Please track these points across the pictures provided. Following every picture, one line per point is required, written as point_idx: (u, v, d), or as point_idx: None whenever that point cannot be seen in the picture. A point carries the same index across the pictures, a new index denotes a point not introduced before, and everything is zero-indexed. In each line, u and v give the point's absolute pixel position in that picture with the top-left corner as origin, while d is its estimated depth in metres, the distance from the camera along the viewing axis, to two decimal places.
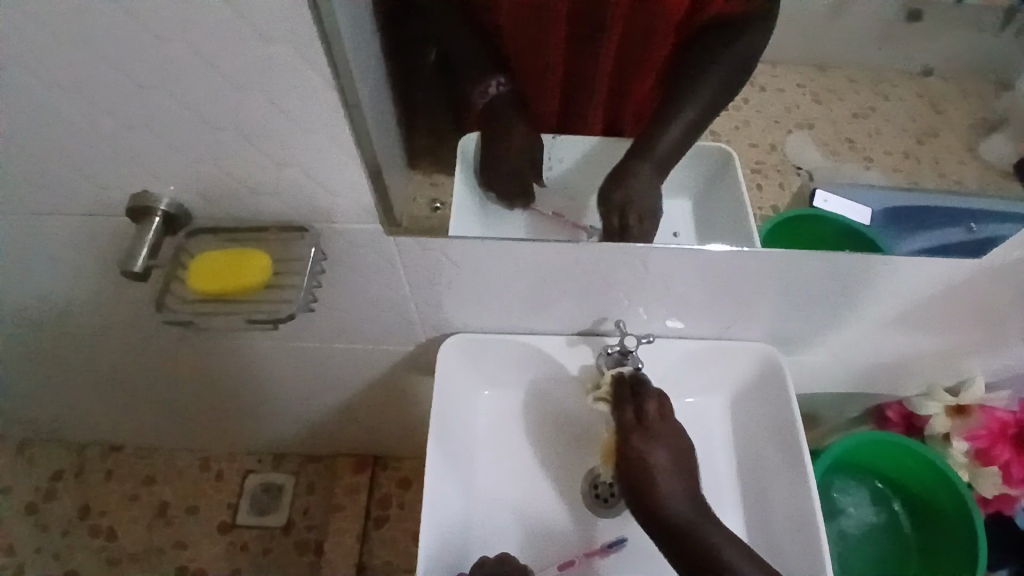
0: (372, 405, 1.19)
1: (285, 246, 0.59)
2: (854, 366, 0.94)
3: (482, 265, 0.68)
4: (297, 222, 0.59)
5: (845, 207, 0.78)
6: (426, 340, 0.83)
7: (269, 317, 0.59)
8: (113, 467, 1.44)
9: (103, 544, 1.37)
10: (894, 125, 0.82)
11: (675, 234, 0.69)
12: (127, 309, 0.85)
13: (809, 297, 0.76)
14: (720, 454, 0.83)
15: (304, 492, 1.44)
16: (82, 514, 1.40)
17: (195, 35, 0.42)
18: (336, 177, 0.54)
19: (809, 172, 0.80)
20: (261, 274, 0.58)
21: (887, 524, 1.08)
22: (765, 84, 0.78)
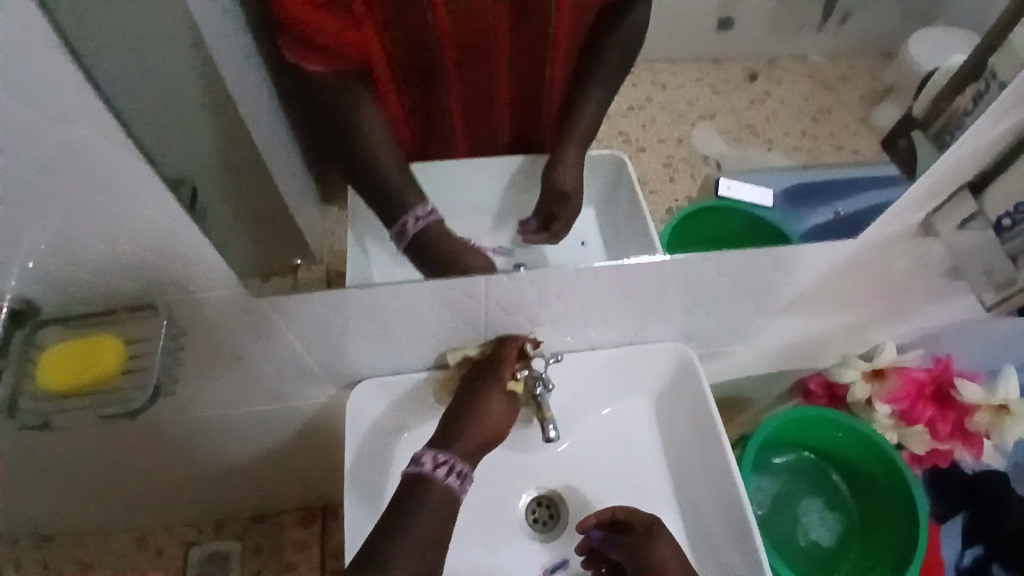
0: (308, 458, 1.14)
1: (141, 327, 0.57)
2: (769, 348, 0.97)
3: (374, 311, 0.66)
4: (146, 300, 0.56)
5: (743, 188, 0.82)
6: (341, 390, 0.80)
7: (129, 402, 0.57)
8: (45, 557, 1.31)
9: None
10: (790, 108, 0.85)
11: (583, 242, 0.76)
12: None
13: (708, 293, 0.78)
14: (648, 461, 0.84)
15: (252, 555, 1.36)
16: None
17: (1, 100, 0.40)
18: (179, 245, 0.52)
19: (716, 161, 0.84)
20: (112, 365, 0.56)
21: (831, 499, 1.12)
22: (665, 82, 0.84)
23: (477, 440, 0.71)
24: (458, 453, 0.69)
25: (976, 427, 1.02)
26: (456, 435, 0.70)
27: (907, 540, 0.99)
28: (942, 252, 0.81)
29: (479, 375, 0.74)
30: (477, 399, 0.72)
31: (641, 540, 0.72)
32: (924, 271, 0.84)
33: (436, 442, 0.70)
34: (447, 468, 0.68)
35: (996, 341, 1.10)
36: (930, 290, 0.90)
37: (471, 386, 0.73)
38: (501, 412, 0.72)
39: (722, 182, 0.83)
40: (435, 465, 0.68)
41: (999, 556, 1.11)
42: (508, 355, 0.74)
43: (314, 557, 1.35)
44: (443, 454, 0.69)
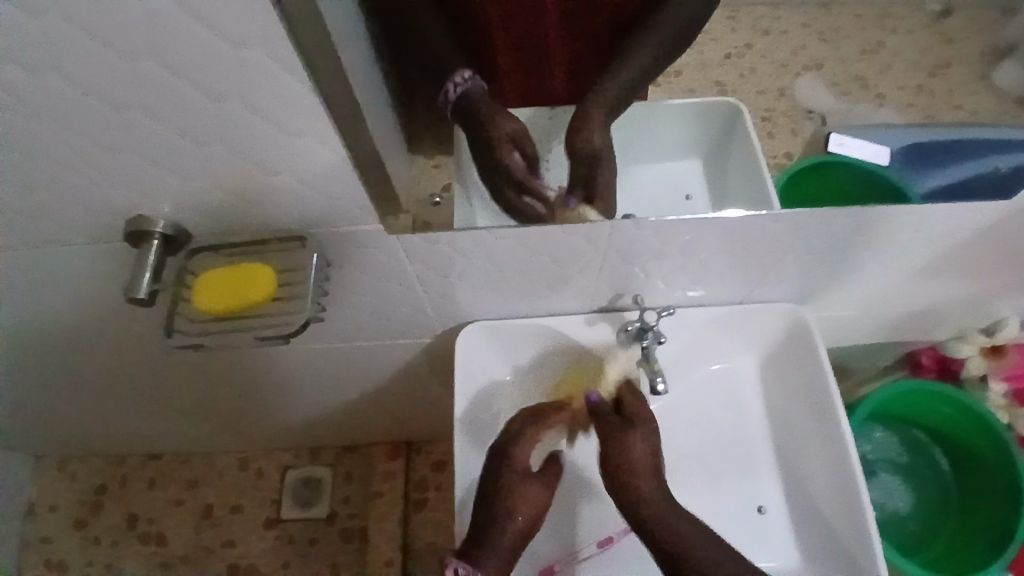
0: (401, 395, 1.19)
1: (291, 257, 0.60)
2: (887, 318, 0.90)
3: (490, 254, 0.66)
4: (295, 230, 0.59)
5: (856, 146, 0.81)
6: (444, 331, 0.82)
7: (276, 331, 0.59)
8: (152, 475, 1.47)
9: (151, 551, 1.40)
10: (905, 61, 0.81)
11: (687, 197, 0.75)
12: (141, 334, 0.86)
13: (833, 253, 0.73)
14: (752, 421, 0.81)
15: (343, 481, 1.46)
16: (131, 525, 1.43)
17: (163, 39, 0.41)
18: (326, 184, 0.54)
19: (821, 116, 0.83)
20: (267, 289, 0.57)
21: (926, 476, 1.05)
22: (765, 30, 0.81)
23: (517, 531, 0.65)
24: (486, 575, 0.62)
25: None
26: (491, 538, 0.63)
27: (1009, 529, 0.92)
28: None
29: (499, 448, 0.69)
30: (509, 488, 0.66)
31: (611, 436, 0.67)
32: None
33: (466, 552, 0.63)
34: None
35: None
36: None
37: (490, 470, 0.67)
38: (534, 503, 0.66)
39: (833, 139, 0.82)
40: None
41: None
42: (526, 442, 0.69)
43: (399, 496, 1.38)
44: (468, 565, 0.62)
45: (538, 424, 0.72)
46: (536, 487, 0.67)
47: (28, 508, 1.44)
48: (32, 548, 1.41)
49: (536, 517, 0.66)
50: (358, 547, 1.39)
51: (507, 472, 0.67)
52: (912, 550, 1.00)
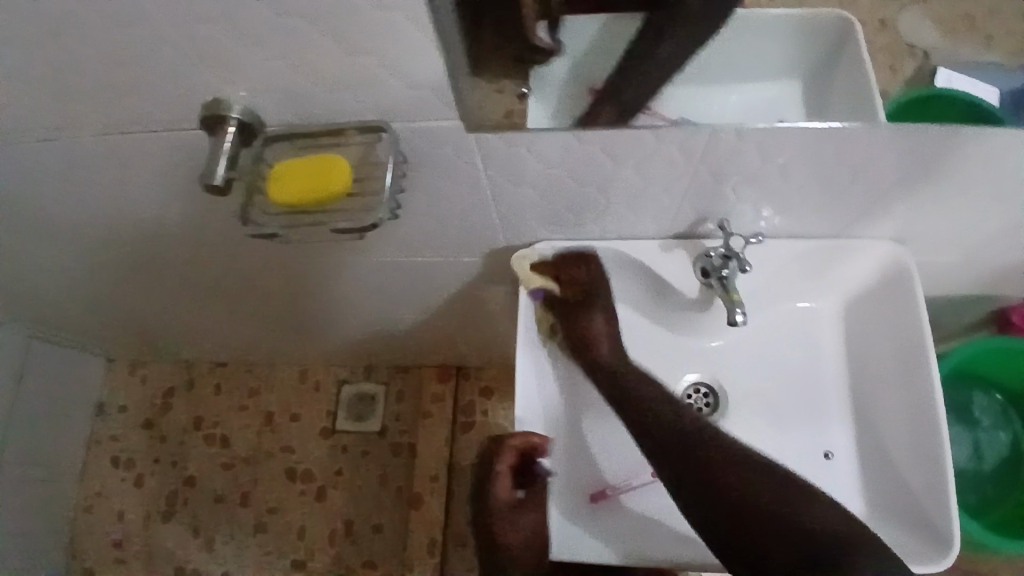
0: (455, 321, 1.18)
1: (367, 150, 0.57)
2: (991, 270, 0.82)
3: (572, 163, 0.62)
4: (371, 121, 0.56)
5: (967, 82, 0.71)
6: (509, 251, 0.80)
7: (352, 225, 0.57)
8: (218, 381, 1.55)
9: (214, 452, 1.49)
10: (1019, 0, 0.71)
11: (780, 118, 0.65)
12: (204, 242, 0.87)
13: (951, 188, 0.65)
14: (826, 365, 0.77)
15: (394, 400, 1.50)
16: (195, 425, 1.52)
17: None
18: (406, 70, 0.51)
19: (924, 52, 0.73)
20: (346, 179, 0.54)
21: (1002, 433, 0.98)
22: None
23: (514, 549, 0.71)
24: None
25: None
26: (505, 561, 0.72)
27: None
28: None
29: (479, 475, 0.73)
30: (506, 525, 0.71)
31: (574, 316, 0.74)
32: None
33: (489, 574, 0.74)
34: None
35: None
36: None
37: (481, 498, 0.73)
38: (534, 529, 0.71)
39: (940, 75, 0.72)
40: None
41: None
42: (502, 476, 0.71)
43: (448, 413, 1.43)
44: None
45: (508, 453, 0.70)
46: (526, 515, 0.71)
47: (104, 406, 1.55)
48: (107, 442, 1.53)
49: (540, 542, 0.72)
50: (406, 462, 1.44)
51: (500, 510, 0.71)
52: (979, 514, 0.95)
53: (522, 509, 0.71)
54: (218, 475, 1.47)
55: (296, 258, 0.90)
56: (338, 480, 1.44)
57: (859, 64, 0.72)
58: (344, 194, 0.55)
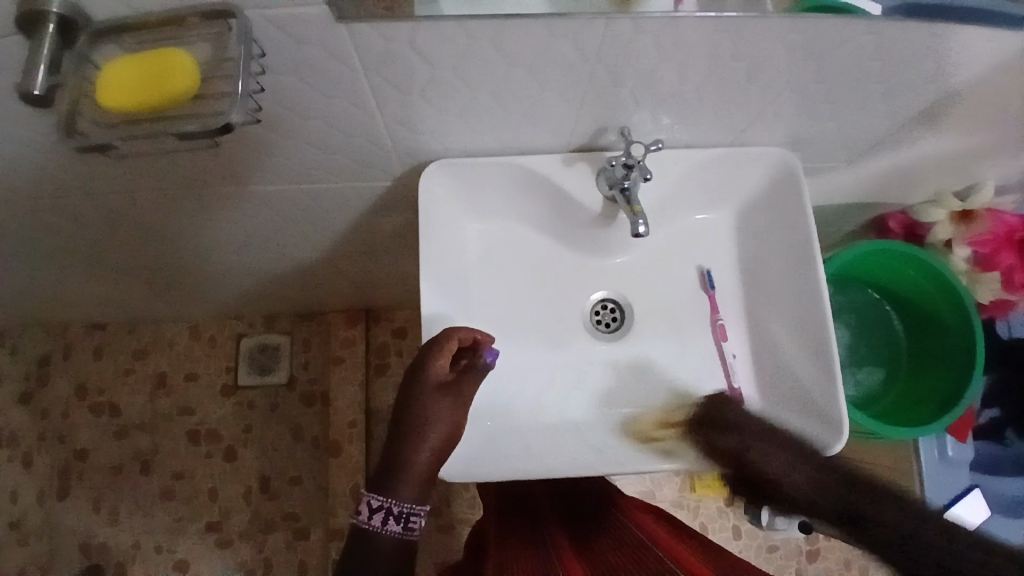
0: (358, 259, 1.11)
1: (212, 41, 0.49)
2: (870, 173, 0.86)
3: (459, 63, 0.56)
4: (218, 3, 0.47)
5: None
6: (405, 173, 0.75)
7: (199, 129, 0.49)
8: (99, 345, 1.40)
9: (104, 422, 1.37)
10: None
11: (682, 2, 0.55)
12: (53, 180, 0.74)
13: (839, 85, 0.65)
14: (725, 274, 0.79)
15: (301, 348, 1.42)
16: (80, 394, 1.38)
17: None
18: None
19: None
20: (188, 76, 0.48)
21: (876, 330, 1.08)
22: None
23: (431, 448, 0.65)
24: (400, 496, 0.64)
25: None
26: (405, 453, 0.64)
27: (956, 388, 0.97)
28: None
29: (413, 362, 0.68)
30: (418, 410, 0.66)
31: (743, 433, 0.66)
32: None
33: (377, 481, 0.65)
34: (383, 514, 0.63)
35: None
36: None
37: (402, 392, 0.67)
38: (445, 422, 0.66)
39: None
40: (371, 512, 0.63)
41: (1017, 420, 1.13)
42: (442, 355, 0.66)
43: (361, 357, 1.39)
44: (386, 500, 0.63)
45: (453, 339, 0.67)
46: (447, 404, 0.66)
47: None
48: None
49: (450, 434, 0.66)
50: (320, 410, 1.39)
51: (419, 392, 0.66)
52: (864, 405, 1.04)
53: (446, 398, 0.67)
54: (114, 445, 1.35)
55: (171, 196, 0.80)
56: (249, 437, 1.37)
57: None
58: (186, 95, 0.49)
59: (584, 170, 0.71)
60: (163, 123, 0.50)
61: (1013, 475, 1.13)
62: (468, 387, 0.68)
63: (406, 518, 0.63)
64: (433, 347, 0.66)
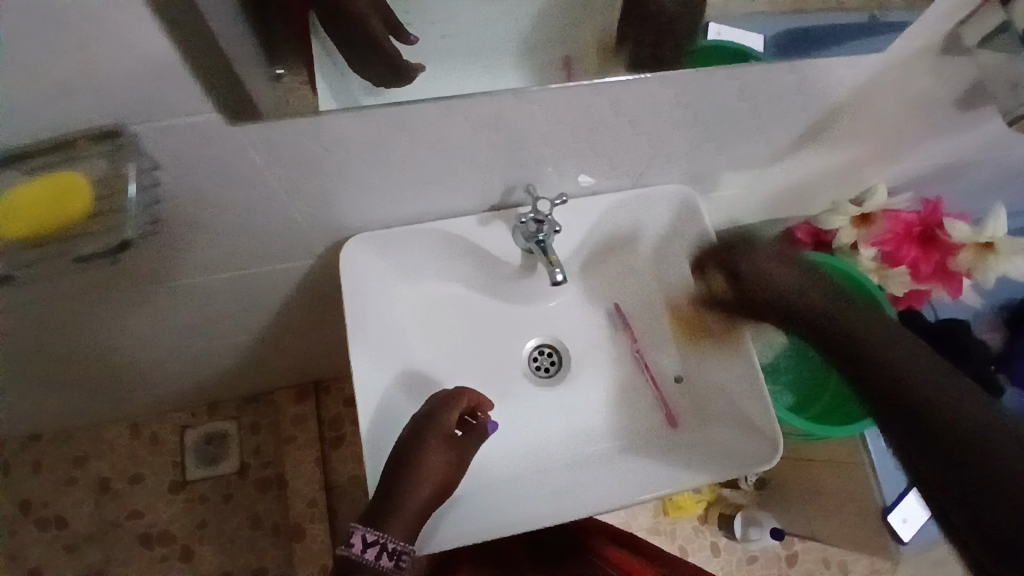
0: (295, 334, 1.09)
1: (102, 160, 0.50)
2: (768, 193, 0.92)
3: (360, 144, 0.59)
4: (107, 125, 0.49)
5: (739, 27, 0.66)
6: (327, 250, 0.76)
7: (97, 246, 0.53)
8: (38, 458, 1.31)
9: (52, 536, 1.28)
10: None
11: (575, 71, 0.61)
12: None
13: (720, 123, 0.71)
14: (649, 306, 0.83)
15: (250, 433, 1.37)
16: (25, 510, 1.29)
17: None
18: (134, 51, 0.44)
19: None
20: (84, 199, 0.49)
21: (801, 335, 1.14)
22: None
23: (420, 495, 0.67)
24: (392, 531, 0.66)
25: (960, 266, 0.98)
26: (398, 492, 0.67)
27: None
28: (962, 76, 0.72)
29: (423, 411, 0.72)
30: (420, 452, 0.69)
31: None
32: (935, 104, 0.77)
33: (371, 515, 0.68)
34: (377, 549, 0.65)
35: (995, 180, 1.02)
36: (939, 124, 0.82)
37: (405, 436, 0.70)
38: (442, 470, 0.69)
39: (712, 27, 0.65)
40: (366, 546, 0.66)
41: None
42: (454, 408, 0.71)
43: (314, 432, 1.36)
44: (378, 534, 0.66)
45: (463, 396, 0.72)
46: (447, 455, 0.70)
47: None
48: None
49: (443, 481, 0.69)
50: (277, 494, 1.33)
51: (425, 437, 0.69)
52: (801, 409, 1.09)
53: (447, 449, 0.70)
54: (65, 561, 1.27)
55: (98, 301, 0.79)
56: (203, 534, 1.30)
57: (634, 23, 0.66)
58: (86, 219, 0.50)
59: (499, 224, 0.74)
60: (64, 246, 0.52)
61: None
62: (471, 445, 0.72)
63: (398, 556, 0.65)
64: (447, 400, 0.71)
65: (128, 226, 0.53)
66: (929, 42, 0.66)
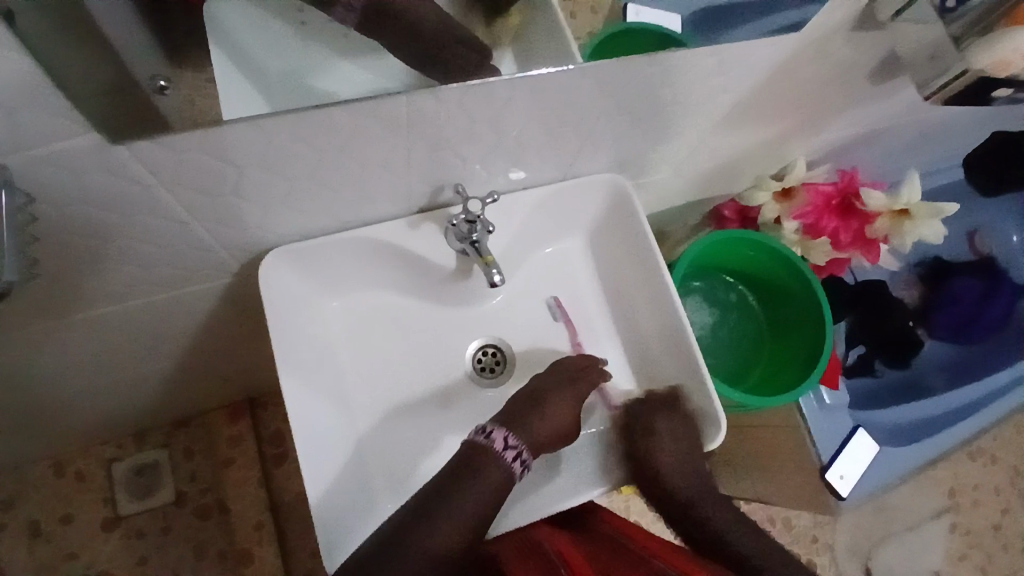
0: (223, 353, 1.02)
1: None
2: (697, 174, 0.93)
3: (268, 155, 0.54)
4: None
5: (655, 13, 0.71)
6: (245, 265, 0.71)
7: None
8: None
9: None
10: None
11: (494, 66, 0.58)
12: None
13: (643, 111, 0.70)
14: (589, 297, 0.82)
15: (183, 459, 1.27)
16: None
17: None
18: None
19: None
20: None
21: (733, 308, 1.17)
22: None
23: (539, 431, 0.70)
24: (518, 443, 0.68)
25: (877, 233, 1.02)
26: (529, 420, 0.70)
27: (810, 349, 1.07)
28: (875, 53, 0.73)
29: (562, 367, 0.74)
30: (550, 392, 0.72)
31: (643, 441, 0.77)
32: (848, 82, 0.79)
33: (510, 422, 0.70)
34: (515, 455, 0.67)
35: (906, 149, 1.06)
36: (853, 98, 0.84)
37: (549, 377, 0.74)
38: (563, 420, 0.71)
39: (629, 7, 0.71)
40: (508, 449, 0.67)
41: (879, 348, 1.31)
42: (583, 367, 0.74)
43: (254, 451, 1.28)
44: (512, 441, 0.68)
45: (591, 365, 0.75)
46: (570, 407, 0.72)
47: None
48: None
49: (563, 427, 0.71)
50: (219, 521, 1.23)
51: (579, 384, 0.73)
52: (738, 383, 1.13)
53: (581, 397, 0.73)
54: None
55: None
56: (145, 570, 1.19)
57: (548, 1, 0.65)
58: None
59: (428, 223, 0.71)
60: None
61: (892, 401, 1.28)
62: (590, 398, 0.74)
63: (524, 467, 0.68)
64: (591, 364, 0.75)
65: (8, 269, 0.45)
66: (843, 23, 0.67)
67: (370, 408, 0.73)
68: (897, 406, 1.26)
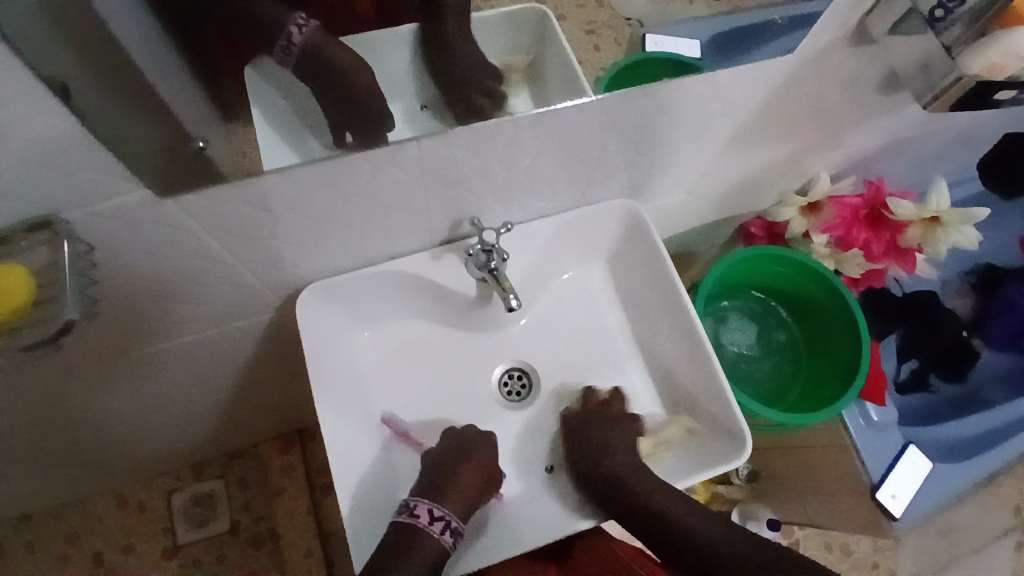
0: (268, 386, 1.08)
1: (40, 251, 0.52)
2: (713, 195, 0.95)
3: (298, 201, 0.60)
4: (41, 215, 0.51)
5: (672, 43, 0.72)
6: (284, 301, 0.77)
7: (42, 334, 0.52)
8: (29, 538, 1.27)
9: None
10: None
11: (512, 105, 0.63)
12: None
13: (648, 138, 0.73)
14: (610, 320, 0.84)
15: (237, 490, 1.33)
16: None
17: None
18: (39, 133, 0.44)
19: (639, 22, 0.75)
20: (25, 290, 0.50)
21: (770, 324, 1.17)
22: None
23: (464, 488, 0.70)
24: (446, 505, 0.69)
25: (910, 242, 0.99)
26: (444, 489, 0.69)
27: (850, 364, 1.05)
28: (876, 63, 0.74)
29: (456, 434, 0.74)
30: (459, 455, 0.72)
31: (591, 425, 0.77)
32: (855, 96, 0.80)
33: (425, 490, 0.70)
34: (441, 522, 0.68)
35: (930, 158, 1.05)
36: (866, 111, 0.84)
37: (450, 443, 0.74)
38: (479, 478, 0.71)
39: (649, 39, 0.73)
40: (431, 519, 0.68)
41: (934, 362, 1.25)
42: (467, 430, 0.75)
43: (303, 482, 1.34)
44: (433, 505, 0.68)
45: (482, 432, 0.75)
46: (476, 469, 0.72)
47: None
48: None
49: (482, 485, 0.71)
50: (270, 550, 1.28)
51: (473, 446, 0.73)
52: (777, 400, 1.11)
53: (481, 461, 0.72)
54: None
55: (63, 380, 0.78)
56: None
57: (558, 41, 0.69)
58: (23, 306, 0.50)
59: (451, 255, 0.75)
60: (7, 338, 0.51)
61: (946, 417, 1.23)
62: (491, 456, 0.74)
63: (456, 534, 0.69)
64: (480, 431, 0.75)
65: (71, 307, 0.52)
66: (835, 39, 0.69)
67: (405, 434, 0.76)
68: (953, 422, 1.21)
